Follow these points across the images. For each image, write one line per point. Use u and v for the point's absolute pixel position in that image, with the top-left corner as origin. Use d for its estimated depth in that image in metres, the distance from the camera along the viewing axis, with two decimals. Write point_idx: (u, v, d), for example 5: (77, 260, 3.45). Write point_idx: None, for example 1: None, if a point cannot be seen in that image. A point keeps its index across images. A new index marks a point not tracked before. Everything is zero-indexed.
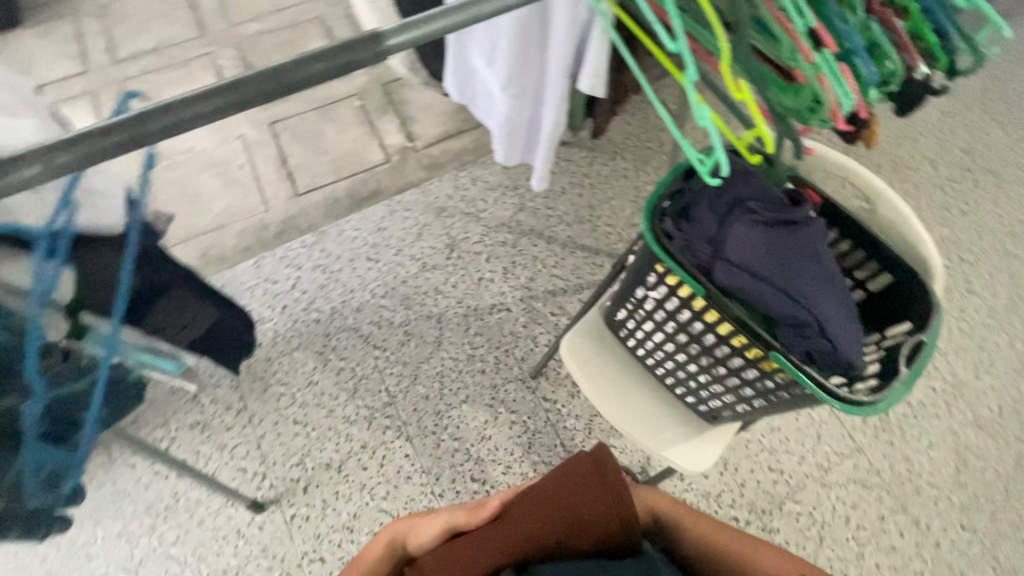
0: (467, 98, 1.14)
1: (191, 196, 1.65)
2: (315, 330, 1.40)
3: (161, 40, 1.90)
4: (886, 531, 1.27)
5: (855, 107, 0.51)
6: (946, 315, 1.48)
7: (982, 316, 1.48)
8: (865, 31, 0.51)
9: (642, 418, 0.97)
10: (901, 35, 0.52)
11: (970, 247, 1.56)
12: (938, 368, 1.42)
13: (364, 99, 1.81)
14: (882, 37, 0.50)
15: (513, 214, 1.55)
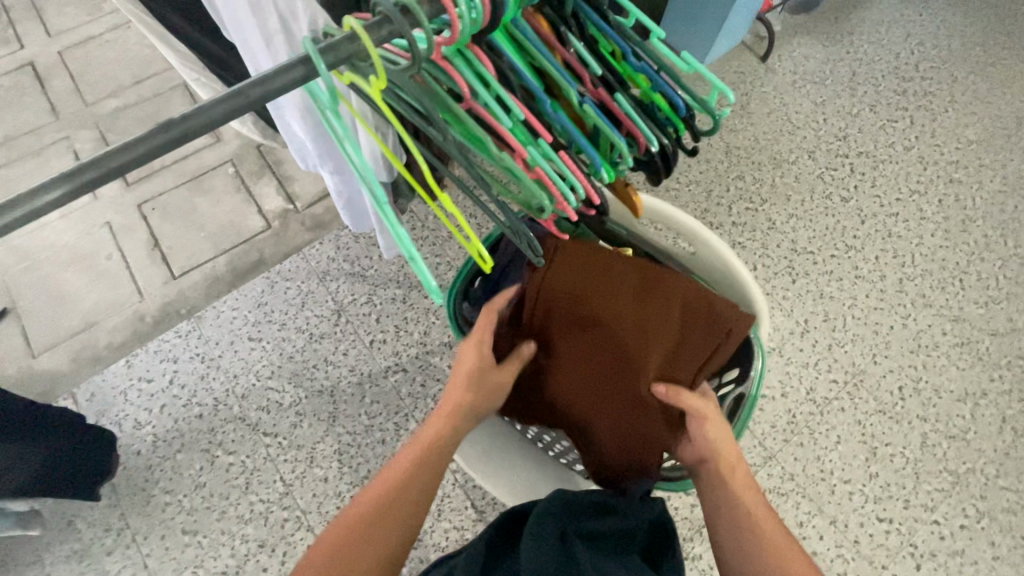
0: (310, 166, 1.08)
1: (56, 296, 1.53)
2: (198, 427, 1.31)
3: (11, 131, 1.77)
4: (807, 537, 1.26)
5: (583, 195, 0.49)
6: (839, 305, 1.50)
7: (874, 300, 1.51)
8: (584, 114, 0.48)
9: (513, 477, 0.99)
10: (622, 113, 0.49)
11: (855, 231, 1.59)
12: (838, 360, 1.43)
13: (238, 164, 1.73)
14: (599, 122, 0.48)
15: (401, 267, 1.50)
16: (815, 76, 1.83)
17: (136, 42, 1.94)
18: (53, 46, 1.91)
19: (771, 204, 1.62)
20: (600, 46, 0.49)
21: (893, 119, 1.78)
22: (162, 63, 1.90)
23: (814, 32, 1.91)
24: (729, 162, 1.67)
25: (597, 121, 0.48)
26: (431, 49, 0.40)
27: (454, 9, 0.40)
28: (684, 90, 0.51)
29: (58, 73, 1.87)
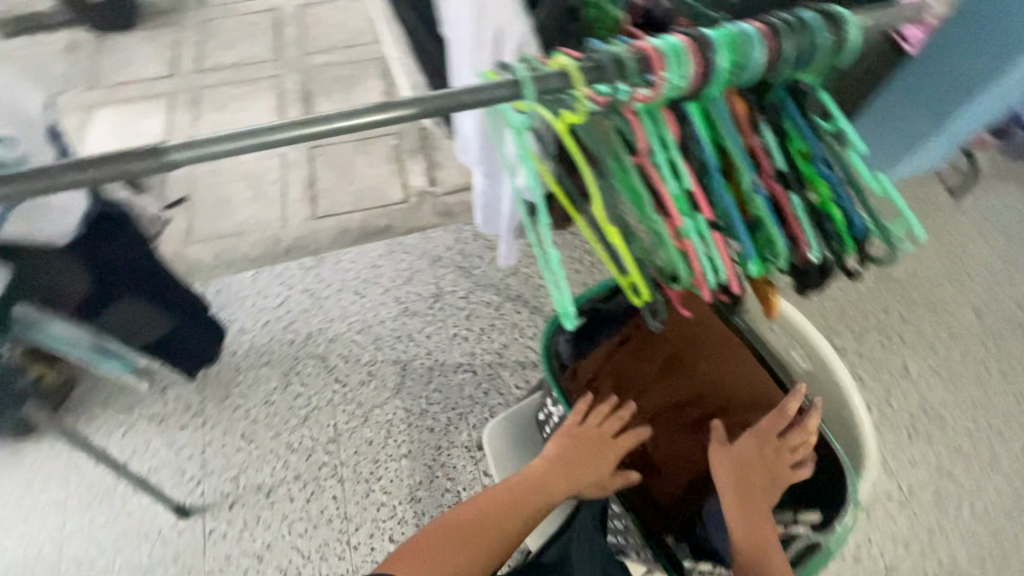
0: (466, 161, 1.16)
1: (223, 200, 1.78)
2: (286, 351, 1.45)
3: (242, 58, 2.10)
4: None
5: (725, 280, 0.48)
6: (957, 488, 1.29)
7: (1003, 500, 1.28)
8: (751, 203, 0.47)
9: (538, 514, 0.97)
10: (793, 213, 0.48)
11: (1005, 415, 1.37)
12: (935, 549, 1.23)
13: (401, 139, 1.90)
14: (766, 214, 0.47)
15: (505, 277, 1.54)
16: (1010, 230, 1.62)
17: (359, 13, 2.21)
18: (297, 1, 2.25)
19: (910, 349, 1.45)
20: (790, 142, 0.48)
21: None
22: (373, 36, 2.15)
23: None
24: (876, 289, 1.52)
25: (762, 214, 0.47)
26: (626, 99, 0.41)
27: (659, 71, 0.41)
28: (863, 209, 0.48)
29: (293, 23, 2.19)
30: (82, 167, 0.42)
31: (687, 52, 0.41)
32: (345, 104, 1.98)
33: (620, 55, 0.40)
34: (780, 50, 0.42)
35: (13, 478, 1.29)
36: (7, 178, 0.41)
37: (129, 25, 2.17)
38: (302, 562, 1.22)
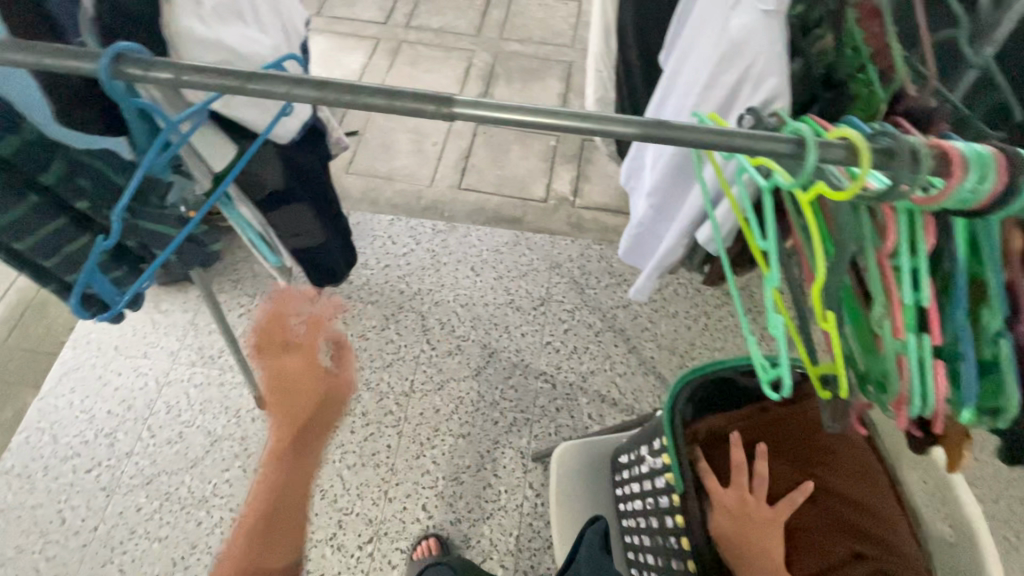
0: (629, 187, 1.16)
1: (386, 145, 1.91)
2: (394, 298, 1.53)
3: (446, 26, 2.24)
4: None
5: (933, 416, 0.42)
6: None
7: None
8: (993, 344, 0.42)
9: None
10: None
11: None
12: None
13: (560, 142, 1.93)
14: (1008, 363, 0.41)
15: (615, 307, 1.52)
16: None
17: (563, 16, 2.28)
18: None
19: None
20: None
21: None
22: (568, 40, 2.21)
23: None
24: (1021, 476, 1.31)
25: (1005, 362, 0.41)
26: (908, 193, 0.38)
27: (958, 178, 0.37)
28: None
29: (500, 7, 2.31)
30: (380, 95, 0.39)
31: (994, 165, 0.37)
32: (520, 94, 2.05)
33: (919, 147, 0.37)
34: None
35: (148, 316, 1.48)
36: (313, 81, 0.38)
37: None
38: (341, 490, 1.28)
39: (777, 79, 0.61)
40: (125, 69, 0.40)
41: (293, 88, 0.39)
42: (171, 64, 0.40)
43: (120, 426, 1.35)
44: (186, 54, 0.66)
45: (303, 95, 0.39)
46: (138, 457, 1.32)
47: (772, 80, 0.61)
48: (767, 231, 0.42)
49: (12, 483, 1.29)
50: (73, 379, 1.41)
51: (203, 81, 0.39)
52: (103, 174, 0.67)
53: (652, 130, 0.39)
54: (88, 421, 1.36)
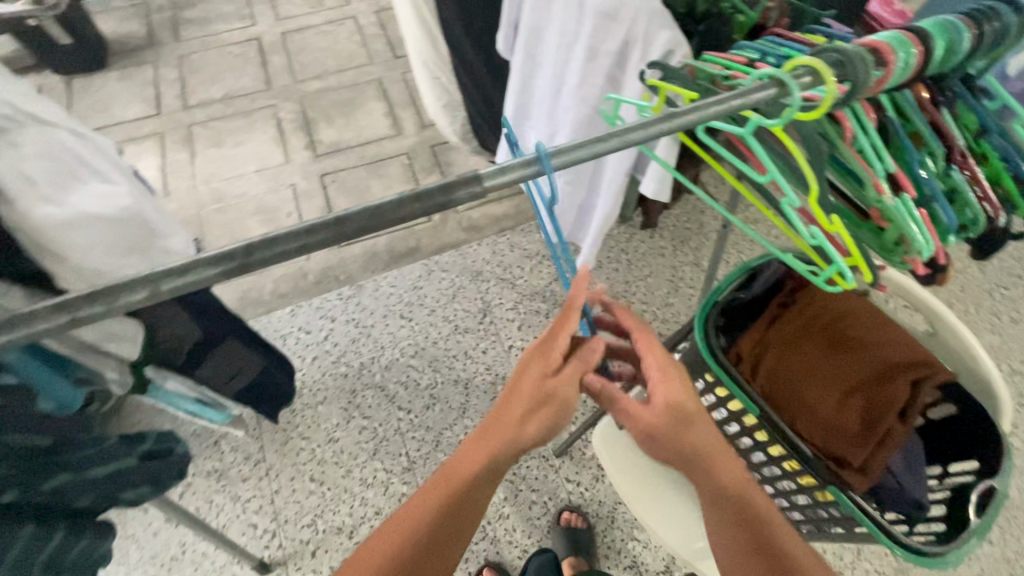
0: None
1: (238, 238, 1.70)
2: (341, 386, 1.40)
3: (230, 91, 2.02)
4: None
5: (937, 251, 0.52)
6: None
7: None
8: (947, 178, 0.52)
9: (671, 516, 0.94)
10: (986, 183, 0.53)
11: None
12: None
13: (412, 158, 1.88)
14: (964, 186, 0.52)
15: (548, 283, 1.56)
16: None
17: (346, 36, 2.18)
18: (279, 28, 2.19)
19: None
20: (961, 119, 0.54)
21: None
22: (364, 58, 2.12)
23: None
24: None
25: (961, 188, 0.52)
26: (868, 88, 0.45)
27: (892, 63, 0.45)
28: None
29: (278, 51, 2.13)
30: (396, 204, 0.37)
31: (907, 40, 0.45)
32: (348, 128, 1.94)
33: (862, 53, 0.44)
34: (981, 33, 0.48)
35: None
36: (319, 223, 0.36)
37: (101, 65, 2.05)
38: None
39: (669, 31, 0.69)
40: (81, 312, 0.34)
41: (303, 239, 0.36)
42: (133, 280, 0.35)
43: None
44: (60, 245, 0.55)
45: (319, 241, 0.36)
46: None
47: (665, 32, 0.68)
48: (768, 168, 0.47)
49: None
50: None
51: (196, 281, 0.35)
52: (28, 444, 0.50)
53: (669, 122, 0.41)
54: None
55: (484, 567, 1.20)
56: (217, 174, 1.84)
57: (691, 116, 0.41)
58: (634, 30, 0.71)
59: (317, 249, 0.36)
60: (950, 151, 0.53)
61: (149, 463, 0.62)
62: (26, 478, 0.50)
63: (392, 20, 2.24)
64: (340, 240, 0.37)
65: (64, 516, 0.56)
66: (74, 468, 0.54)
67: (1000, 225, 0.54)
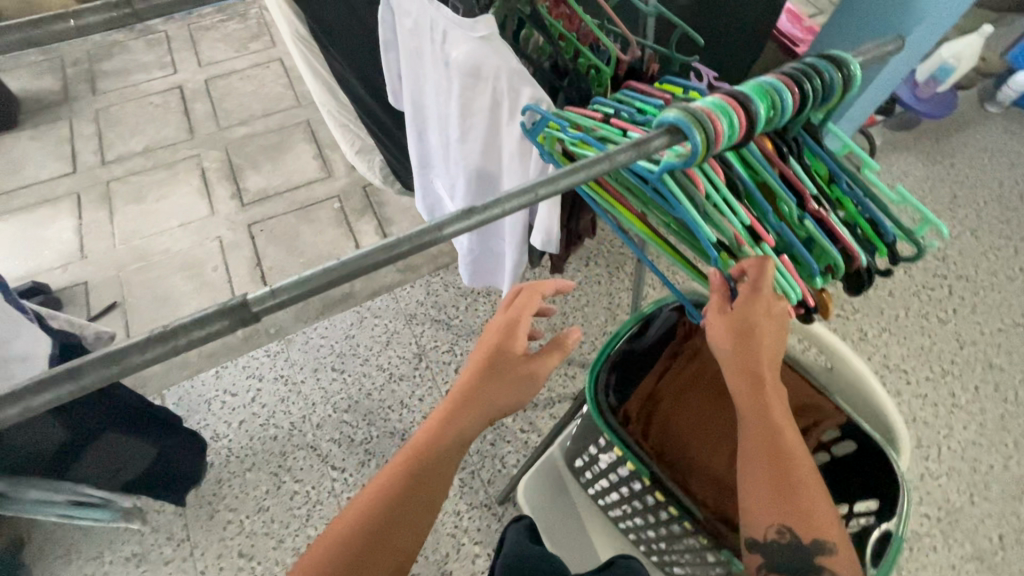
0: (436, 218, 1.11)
1: (160, 297, 1.63)
2: (271, 450, 1.33)
3: (151, 142, 1.96)
4: None
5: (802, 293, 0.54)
6: (934, 434, 1.41)
7: (973, 434, 1.41)
8: (800, 226, 0.53)
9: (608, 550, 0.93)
10: (839, 229, 0.52)
11: (954, 357, 1.52)
12: (931, 493, 1.34)
13: (344, 200, 1.84)
14: (818, 234, 0.52)
15: (485, 321, 1.53)
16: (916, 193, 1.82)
17: (272, 79, 2.14)
18: (201, 74, 2.14)
19: (863, 315, 1.59)
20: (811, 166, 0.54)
21: (996, 248, 1.71)
22: (291, 101, 2.09)
23: (914, 150, 1.90)
24: None
25: (817, 236, 0.52)
26: (700, 157, 0.44)
27: (720, 130, 0.44)
28: (891, 216, 0.54)
29: (201, 98, 2.08)
30: (144, 347, 0.34)
31: (730, 107, 0.45)
32: (276, 174, 1.89)
33: (691, 122, 0.43)
34: (803, 92, 0.48)
35: None
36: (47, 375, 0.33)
37: (11, 125, 1.96)
38: None
39: (531, 87, 0.64)
40: None
41: (30, 399, 0.33)
42: None
43: None
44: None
45: (48, 399, 0.33)
46: None
47: (527, 88, 0.64)
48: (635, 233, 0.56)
49: None
50: None
51: None
52: None
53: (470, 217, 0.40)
54: None
55: None
56: (138, 230, 1.77)
57: (495, 210, 0.41)
58: (499, 86, 0.67)
59: (47, 408, 0.33)
60: (802, 199, 0.53)
61: None
62: None
63: None
64: (76, 394, 0.34)
65: None
66: None
67: (862, 267, 0.54)
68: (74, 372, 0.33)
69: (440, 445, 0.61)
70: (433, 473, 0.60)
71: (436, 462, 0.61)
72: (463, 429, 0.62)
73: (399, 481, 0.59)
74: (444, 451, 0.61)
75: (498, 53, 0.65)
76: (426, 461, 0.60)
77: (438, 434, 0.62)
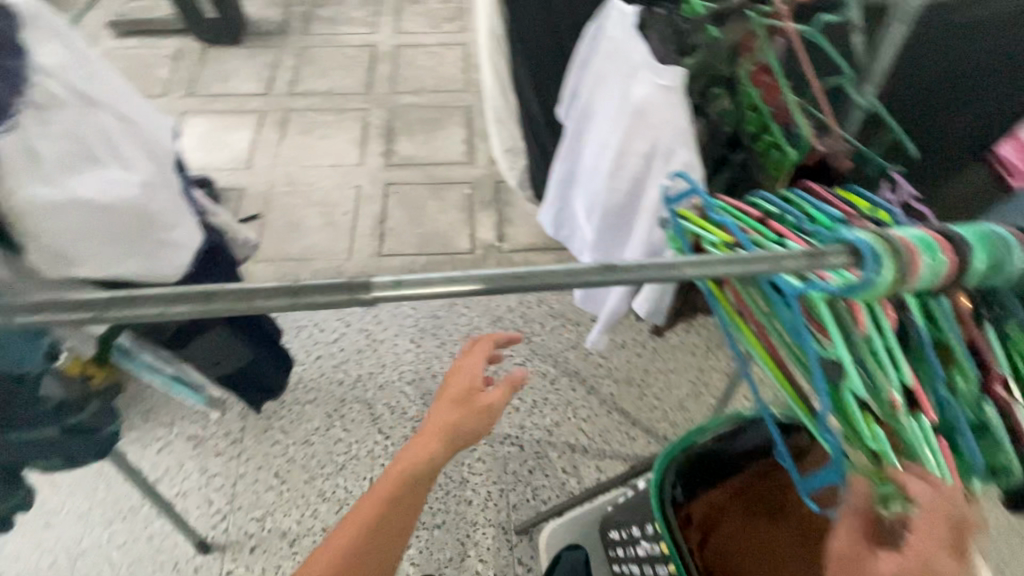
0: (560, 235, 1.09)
1: (293, 223, 1.80)
2: (333, 392, 1.41)
3: (333, 87, 2.16)
4: None
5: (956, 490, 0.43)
6: None
7: None
8: (978, 411, 0.44)
9: None
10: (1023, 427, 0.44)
11: None
12: None
13: (474, 189, 1.91)
14: (997, 428, 0.43)
15: (564, 349, 1.50)
16: None
17: (451, 61, 2.28)
18: (394, 40, 2.33)
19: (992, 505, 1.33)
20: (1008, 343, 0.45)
21: None
22: (460, 85, 2.20)
23: None
24: None
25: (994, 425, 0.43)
26: (882, 294, 0.38)
27: (919, 269, 0.38)
28: None
29: (387, 61, 2.26)
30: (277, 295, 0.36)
31: (939, 246, 0.39)
32: (424, 146, 2.01)
33: (884, 253, 0.37)
34: None
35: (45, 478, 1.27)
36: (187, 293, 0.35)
37: (235, 41, 2.27)
38: None
39: (689, 151, 0.64)
40: None
41: (166, 308, 0.35)
42: None
43: None
44: (42, 221, 0.56)
45: (181, 312, 0.36)
46: None
47: (683, 153, 0.64)
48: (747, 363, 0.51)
49: None
50: None
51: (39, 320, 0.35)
52: None
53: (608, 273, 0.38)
54: None
55: None
56: (296, 159, 1.96)
57: (622, 277, 0.39)
58: (659, 138, 0.66)
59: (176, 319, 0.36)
60: (986, 379, 0.44)
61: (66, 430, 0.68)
62: None
63: None
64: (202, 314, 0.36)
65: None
66: None
67: None
68: (201, 296, 0.36)
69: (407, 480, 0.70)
70: (401, 502, 0.69)
71: (405, 499, 0.69)
72: (428, 462, 0.71)
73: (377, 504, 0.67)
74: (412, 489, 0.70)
75: (674, 109, 0.64)
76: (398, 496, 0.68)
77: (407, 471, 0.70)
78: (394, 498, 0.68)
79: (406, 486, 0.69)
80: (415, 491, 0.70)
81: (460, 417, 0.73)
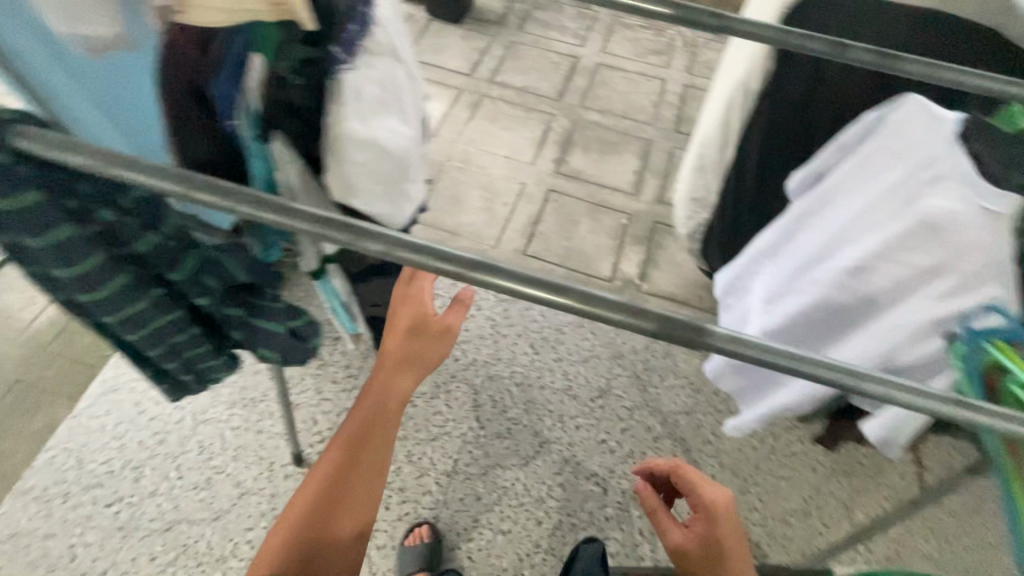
0: (722, 298, 1.03)
1: (456, 199, 1.90)
2: (447, 365, 1.46)
3: (528, 85, 2.25)
4: None
5: None
6: None
7: None
8: None
9: None
10: None
11: None
12: None
13: (631, 221, 1.89)
14: None
15: (677, 411, 1.44)
16: None
17: (646, 92, 2.28)
18: (597, 57, 2.38)
19: None
20: None
21: None
22: (648, 117, 2.19)
23: None
24: None
25: None
26: None
27: None
28: None
29: (584, 75, 2.31)
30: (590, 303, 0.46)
31: None
32: (596, 165, 2.03)
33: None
34: None
35: None
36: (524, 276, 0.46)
37: (456, 20, 2.44)
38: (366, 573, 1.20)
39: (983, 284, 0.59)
40: (332, 233, 0.45)
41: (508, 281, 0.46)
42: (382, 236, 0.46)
43: (149, 460, 1.29)
44: (345, 148, 0.62)
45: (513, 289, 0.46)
46: (160, 498, 1.25)
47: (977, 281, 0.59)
48: None
49: (30, 506, 1.22)
50: (109, 401, 1.35)
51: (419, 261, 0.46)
52: (230, 273, 0.55)
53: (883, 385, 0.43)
54: (117, 449, 1.29)
55: (424, 524, 1.25)
56: (476, 141, 2.07)
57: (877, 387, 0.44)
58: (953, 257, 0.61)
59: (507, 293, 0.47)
60: None
61: (288, 339, 0.64)
62: (218, 294, 0.57)
63: (694, 99, 2.27)
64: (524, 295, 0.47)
65: (216, 333, 0.62)
66: (247, 310, 0.60)
67: None
68: (535, 284, 0.46)
69: (359, 428, 0.77)
70: (361, 459, 0.76)
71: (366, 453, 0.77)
72: (375, 410, 0.78)
73: (333, 458, 0.76)
74: (365, 442, 0.77)
75: (992, 236, 0.60)
76: (348, 451, 0.76)
77: (358, 425, 0.77)
78: (353, 451, 0.76)
79: (359, 434, 0.77)
80: (382, 440, 0.78)
81: (415, 348, 0.79)
